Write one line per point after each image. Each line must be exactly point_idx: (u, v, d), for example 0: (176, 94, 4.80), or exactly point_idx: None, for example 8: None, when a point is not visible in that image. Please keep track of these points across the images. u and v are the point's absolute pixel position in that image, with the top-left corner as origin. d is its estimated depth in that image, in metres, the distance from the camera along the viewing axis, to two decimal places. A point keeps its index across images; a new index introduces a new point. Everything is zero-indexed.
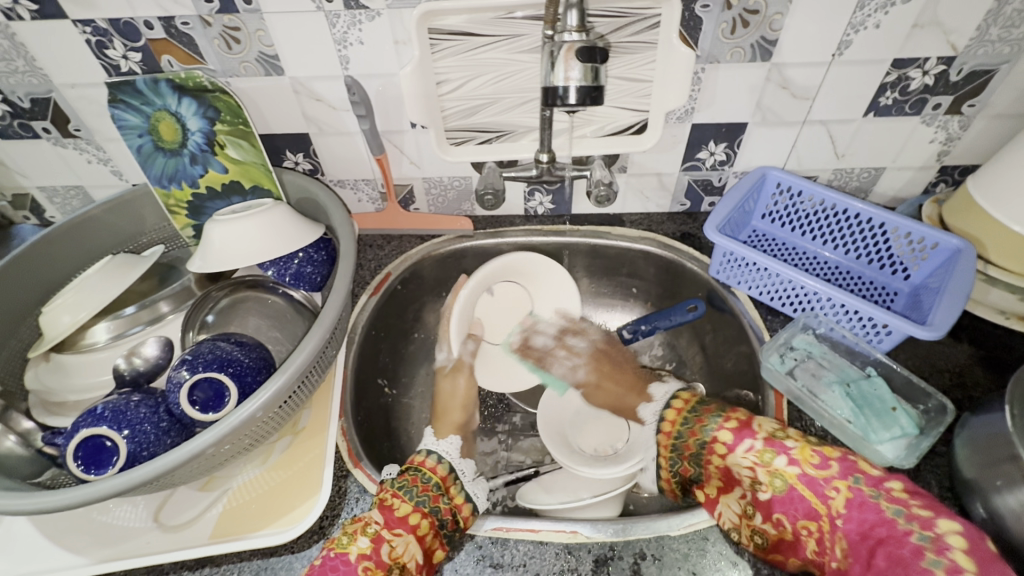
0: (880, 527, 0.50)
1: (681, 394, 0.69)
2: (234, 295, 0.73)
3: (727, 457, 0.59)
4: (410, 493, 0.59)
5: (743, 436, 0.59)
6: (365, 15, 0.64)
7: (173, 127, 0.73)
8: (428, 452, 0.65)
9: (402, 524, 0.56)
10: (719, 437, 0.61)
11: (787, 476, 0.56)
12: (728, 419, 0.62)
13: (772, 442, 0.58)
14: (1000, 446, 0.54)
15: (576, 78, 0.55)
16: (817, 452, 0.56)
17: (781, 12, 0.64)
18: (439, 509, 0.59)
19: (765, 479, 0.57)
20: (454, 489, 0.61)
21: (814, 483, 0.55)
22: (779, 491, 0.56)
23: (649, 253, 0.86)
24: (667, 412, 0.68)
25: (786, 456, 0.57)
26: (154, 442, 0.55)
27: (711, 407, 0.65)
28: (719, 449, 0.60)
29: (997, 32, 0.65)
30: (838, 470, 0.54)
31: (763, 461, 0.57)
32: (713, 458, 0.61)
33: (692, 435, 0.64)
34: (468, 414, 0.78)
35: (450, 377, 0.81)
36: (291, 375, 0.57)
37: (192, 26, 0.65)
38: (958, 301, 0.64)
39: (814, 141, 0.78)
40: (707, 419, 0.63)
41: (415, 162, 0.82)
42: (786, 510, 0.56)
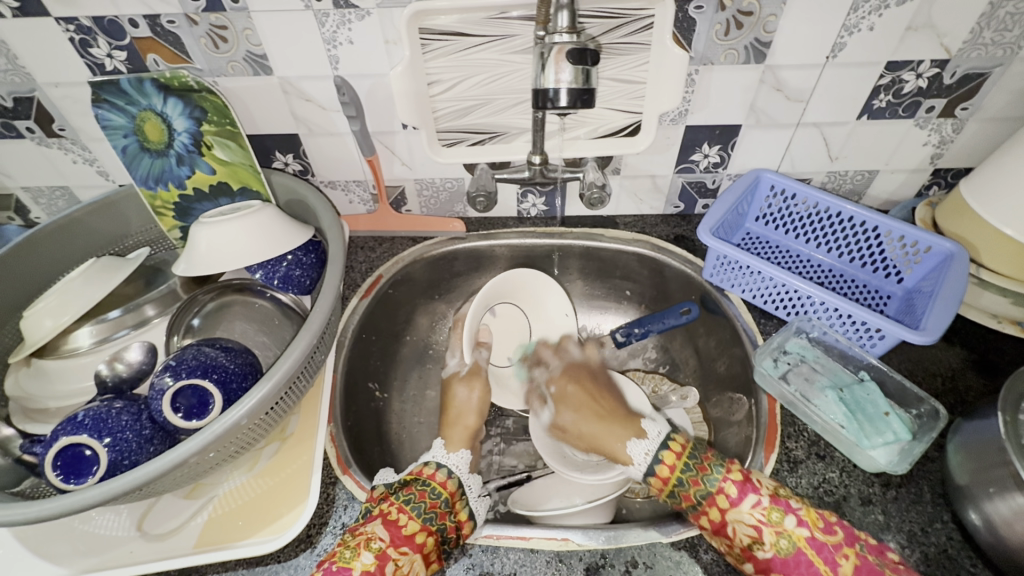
0: None
1: (675, 437, 0.62)
2: (221, 299, 0.72)
3: (729, 512, 0.55)
4: (417, 509, 0.57)
5: (747, 491, 0.56)
6: (355, 15, 0.63)
7: (159, 127, 0.72)
8: (438, 464, 0.63)
9: (408, 542, 0.54)
10: (724, 489, 0.56)
11: (794, 538, 0.53)
12: (730, 471, 0.57)
13: (778, 501, 0.55)
14: (992, 451, 0.53)
15: (567, 80, 0.54)
16: (821, 516, 0.54)
17: (776, 14, 0.63)
18: (445, 526, 0.57)
19: (771, 539, 0.53)
20: (461, 504, 0.60)
21: (822, 548, 0.52)
22: (784, 553, 0.53)
23: (642, 255, 0.85)
24: (664, 455, 0.61)
25: (795, 517, 0.54)
26: (136, 450, 0.54)
27: (709, 454, 0.60)
28: (720, 502, 0.56)
29: (990, 36, 0.64)
30: (843, 536, 0.53)
31: (771, 519, 0.54)
32: (712, 511, 0.56)
33: (694, 484, 0.58)
34: (482, 423, 0.76)
35: (464, 387, 0.78)
36: (277, 381, 0.56)
37: (177, 24, 0.64)
38: (951, 306, 0.63)
39: (808, 143, 0.78)
40: (711, 468, 0.58)
41: (407, 163, 0.81)
42: (790, 573, 0.52)
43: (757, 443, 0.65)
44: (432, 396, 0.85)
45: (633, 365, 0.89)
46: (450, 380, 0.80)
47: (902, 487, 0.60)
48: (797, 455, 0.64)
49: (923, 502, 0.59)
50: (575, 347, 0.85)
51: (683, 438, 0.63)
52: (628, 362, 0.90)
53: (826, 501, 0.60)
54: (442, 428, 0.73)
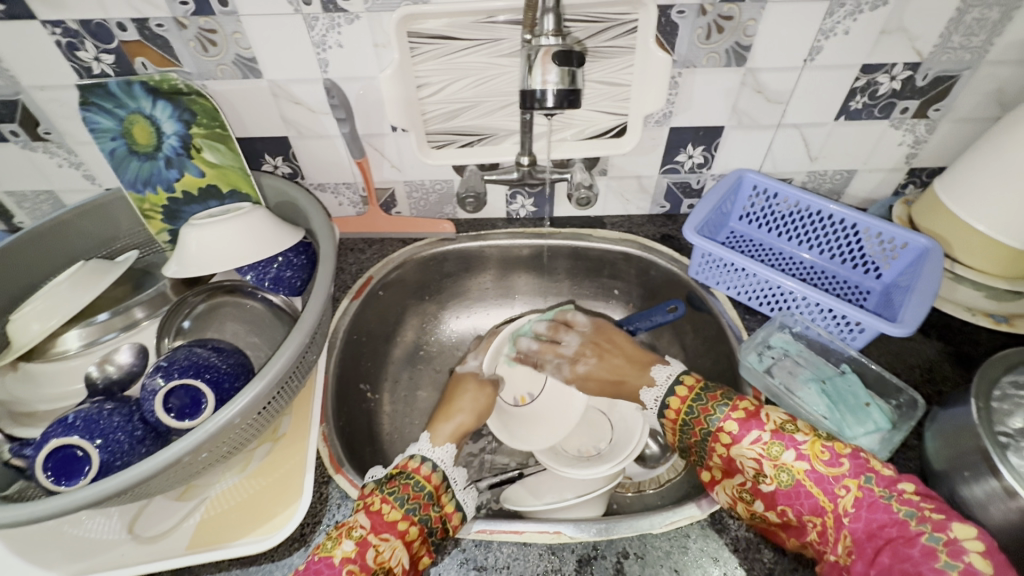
0: (891, 528, 0.49)
1: (686, 377, 0.67)
2: (212, 300, 0.72)
3: (732, 447, 0.58)
4: (400, 499, 0.57)
5: (751, 427, 0.58)
6: (344, 19, 0.64)
7: (147, 130, 0.72)
8: (423, 459, 0.63)
9: (390, 529, 0.55)
10: (726, 427, 0.59)
11: (794, 471, 0.55)
12: (734, 408, 0.60)
13: (780, 435, 0.57)
14: (966, 438, 0.55)
15: (553, 82, 0.56)
16: (828, 449, 0.55)
17: (755, 19, 0.65)
18: (428, 517, 0.58)
19: (771, 472, 0.56)
20: (447, 497, 0.61)
21: (823, 479, 0.54)
22: (785, 485, 0.55)
23: (629, 254, 0.87)
24: (671, 398, 0.66)
25: (795, 450, 0.55)
26: (128, 451, 0.54)
27: (721, 392, 0.63)
28: (723, 438, 0.59)
29: (959, 40, 0.67)
30: (849, 468, 0.53)
31: (770, 454, 0.56)
32: (717, 447, 0.60)
33: (698, 423, 0.62)
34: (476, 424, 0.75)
35: (473, 391, 0.78)
36: (270, 380, 0.56)
37: (166, 28, 0.65)
38: (926, 300, 0.66)
39: (788, 143, 0.80)
40: (714, 407, 0.61)
41: (397, 165, 0.82)
42: (792, 504, 0.55)
43: None
44: (423, 396, 0.86)
45: None
46: (463, 377, 0.80)
47: None
48: None
49: None
50: (566, 334, 0.80)
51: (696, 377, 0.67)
52: None
53: None
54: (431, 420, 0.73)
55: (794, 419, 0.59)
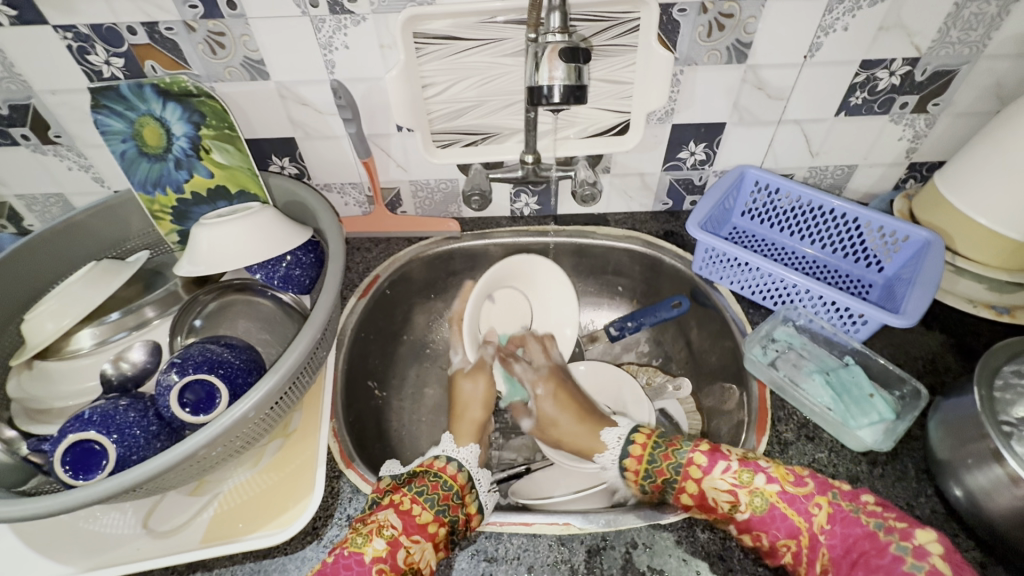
0: (863, 541, 0.52)
1: (641, 428, 0.68)
2: (223, 298, 0.73)
3: (703, 481, 0.59)
4: (431, 500, 0.59)
5: (717, 458, 0.60)
6: (350, 20, 0.65)
7: (157, 132, 0.73)
8: (449, 459, 0.66)
9: (421, 531, 0.56)
10: (695, 460, 0.60)
11: (767, 495, 0.57)
12: (699, 443, 0.62)
13: (747, 463, 0.59)
14: (969, 426, 0.56)
15: (560, 78, 0.57)
16: (792, 471, 0.58)
17: (755, 16, 0.66)
18: (456, 518, 0.59)
19: (746, 500, 0.57)
20: (471, 497, 0.62)
21: (795, 500, 0.56)
22: (760, 511, 0.56)
23: (633, 251, 0.87)
24: (632, 444, 0.66)
25: (765, 474, 0.58)
26: (143, 445, 0.55)
27: (677, 434, 0.66)
28: (693, 472, 0.60)
29: (957, 35, 0.68)
30: (815, 487, 0.57)
31: (743, 481, 0.57)
32: (687, 484, 0.60)
33: (665, 460, 0.63)
34: (489, 415, 0.78)
35: (470, 379, 0.80)
36: (283, 375, 0.57)
37: (175, 31, 0.66)
38: (928, 291, 0.66)
39: (789, 139, 0.81)
40: (680, 444, 0.63)
41: (402, 165, 0.83)
42: (767, 529, 0.56)
43: (750, 427, 0.68)
44: (430, 394, 0.86)
45: (626, 359, 0.91)
46: (455, 375, 0.82)
47: (887, 465, 0.62)
48: (788, 438, 0.66)
49: (907, 478, 0.61)
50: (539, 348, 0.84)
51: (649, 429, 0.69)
52: (622, 355, 0.91)
53: None
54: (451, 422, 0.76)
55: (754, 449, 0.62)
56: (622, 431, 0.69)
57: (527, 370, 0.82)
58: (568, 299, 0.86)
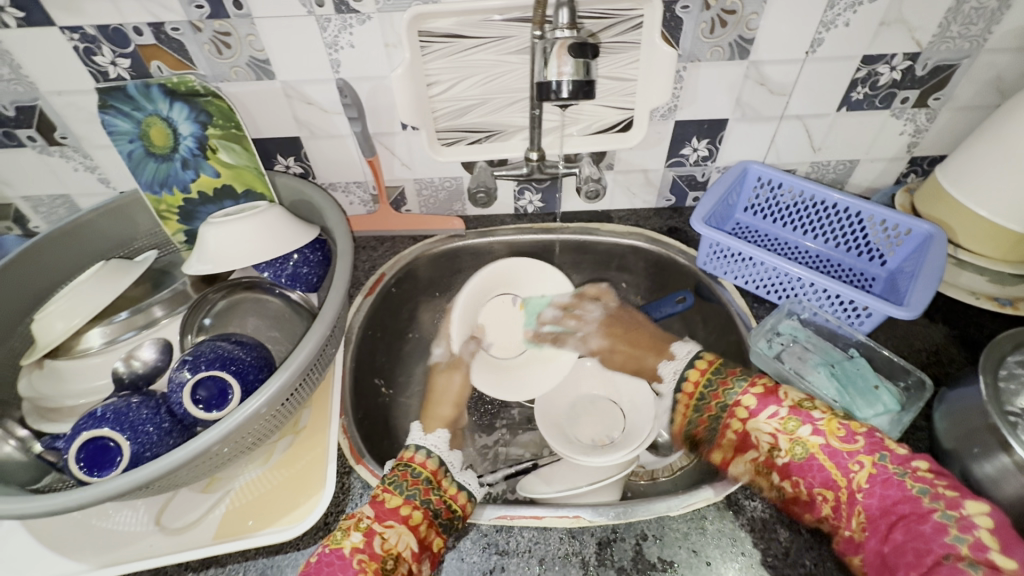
0: (903, 504, 0.51)
1: (703, 356, 0.71)
2: (232, 296, 0.74)
3: (748, 422, 0.62)
4: (401, 487, 0.60)
5: (768, 402, 0.61)
6: (356, 19, 0.66)
7: (164, 132, 0.73)
8: (417, 448, 0.65)
9: (393, 515, 0.57)
10: (743, 402, 0.63)
11: (808, 445, 0.58)
12: (753, 384, 0.64)
13: (797, 411, 0.59)
14: (975, 415, 0.56)
15: (568, 73, 0.57)
16: (843, 426, 0.57)
17: (757, 12, 0.67)
18: (429, 501, 0.59)
19: (786, 445, 0.59)
20: (447, 481, 0.62)
21: (836, 454, 0.56)
22: (798, 458, 0.58)
23: (637, 247, 0.88)
24: (689, 372, 0.71)
25: (811, 426, 0.58)
26: (156, 442, 0.55)
27: (734, 370, 0.68)
28: (740, 412, 0.63)
29: (957, 29, 0.69)
30: (863, 445, 0.55)
31: (787, 428, 0.59)
32: (733, 421, 0.64)
33: (715, 397, 0.67)
34: (458, 413, 0.80)
35: (445, 373, 0.84)
36: (294, 371, 0.57)
37: (182, 31, 0.66)
38: (932, 284, 0.67)
39: (791, 134, 0.82)
40: (733, 382, 0.65)
41: (407, 163, 0.83)
42: (804, 476, 0.57)
43: None
44: None
45: None
46: (433, 369, 0.85)
47: None
48: None
49: None
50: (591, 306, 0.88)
51: (712, 356, 0.72)
52: None
53: None
54: (424, 410, 0.78)
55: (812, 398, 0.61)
56: (680, 365, 0.73)
57: (574, 342, 0.87)
58: (562, 282, 0.83)
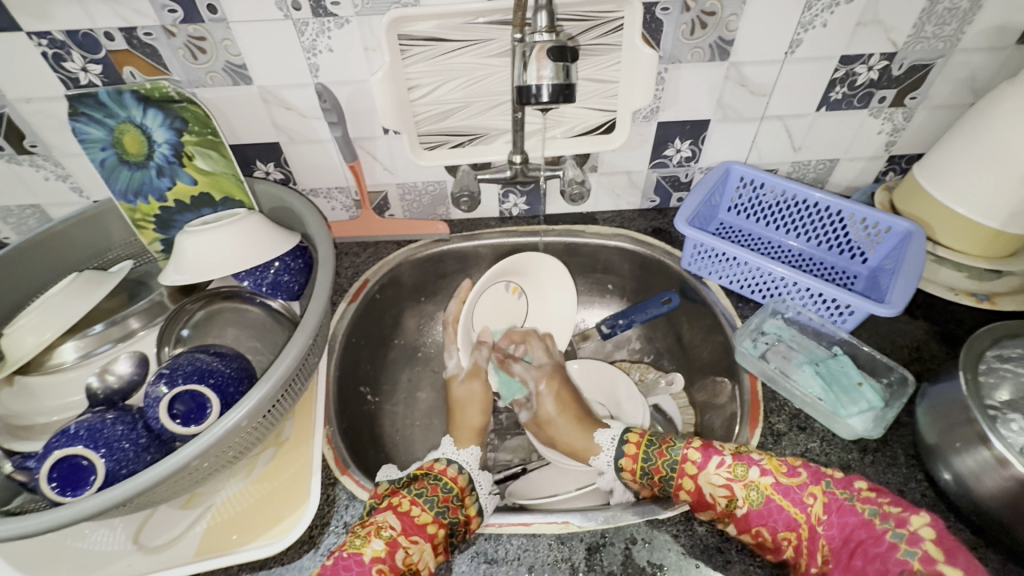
0: (860, 530, 0.51)
1: (633, 429, 0.68)
2: (210, 306, 0.72)
3: (699, 477, 0.58)
4: (430, 502, 0.59)
5: (710, 454, 0.60)
6: (334, 23, 0.65)
7: (138, 139, 0.72)
8: (449, 461, 0.66)
9: (420, 531, 0.56)
10: (689, 456, 0.60)
11: (762, 488, 0.56)
12: (691, 440, 0.62)
13: (740, 457, 0.59)
14: (956, 410, 0.57)
15: (548, 77, 0.57)
16: (784, 462, 0.58)
17: (736, 13, 0.67)
18: (456, 519, 0.59)
19: (742, 494, 0.56)
20: (471, 499, 0.61)
21: (789, 491, 0.56)
22: (755, 505, 0.56)
23: (622, 249, 0.88)
24: (626, 448, 0.66)
25: (758, 467, 0.57)
26: (133, 459, 0.53)
27: (668, 433, 0.65)
28: (689, 469, 0.59)
29: (932, 29, 0.70)
30: (808, 476, 0.56)
31: (737, 475, 0.57)
32: (685, 481, 0.59)
33: (660, 456, 0.62)
34: (487, 420, 0.77)
35: (465, 383, 0.80)
36: (275, 382, 0.56)
37: (154, 36, 0.64)
38: (912, 281, 0.68)
39: (772, 134, 0.82)
40: (672, 442, 0.63)
41: (389, 168, 0.82)
42: (766, 522, 0.55)
43: (743, 419, 0.68)
44: (423, 398, 0.86)
45: (618, 357, 0.91)
46: (450, 380, 0.81)
47: (878, 452, 0.63)
48: (780, 428, 0.66)
49: (898, 464, 0.62)
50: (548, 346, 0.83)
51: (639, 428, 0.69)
52: (614, 353, 0.92)
53: None
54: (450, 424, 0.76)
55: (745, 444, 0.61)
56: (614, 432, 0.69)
57: (526, 369, 0.80)
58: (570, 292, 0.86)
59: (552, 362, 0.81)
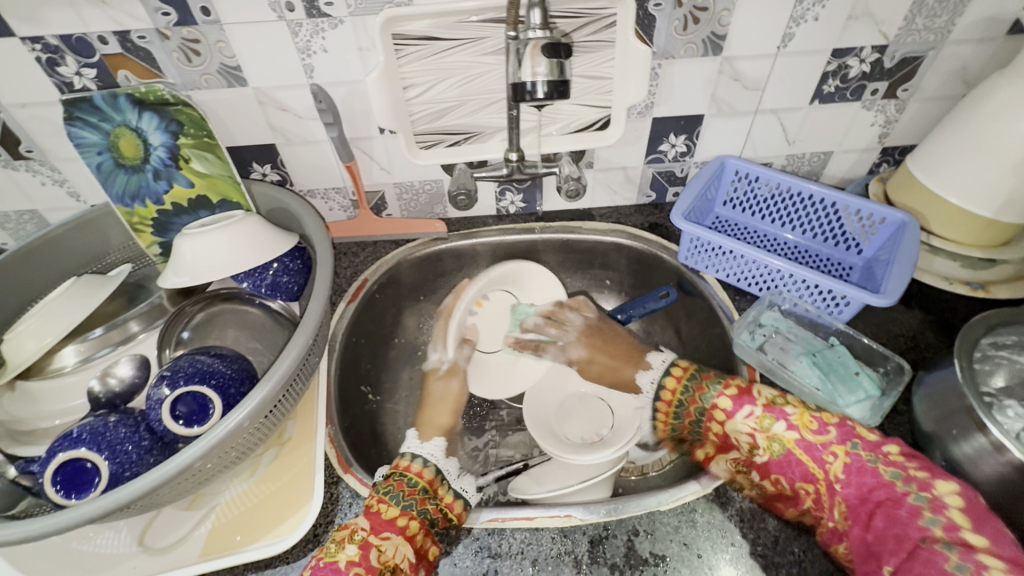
0: (879, 490, 0.54)
1: (678, 364, 0.73)
2: (210, 308, 0.72)
3: (727, 424, 0.64)
4: (396, 497, 0.59)
5: (744, 402, 0.63)
6: (328, 23, 0.65)
7: (134, 142, 0.72)
8: (413, 456, 0.66)
9: (389, 527, 0.57)
10: (720, 404, 0.65)
11: (784, 441, 0.60)
12: (727, 387, 0.66)
13: (772, 409, 0.62)
14: (953, 397, 0.58)
15: (543, 74, 0.57)
16: (815, 419, 0.60)
17: (728, 8, 0.67)
18: (427, 510, 0.60)
19: (764, 444, 0.61)
20: (442, 490, 0.63)
21: (811, 448, 0.59)
22: (777, 455, 0.60)
23: (620, 244, 0.88)
24: (666, 380, 0.72)
25: (785, 421, 0.60)
26: (136, 461, 0.54)
27: (709, 375, 0.69)
28: (719, 415, 0.65)
29: (922, 21, 0.70)
30: (835, 435, 0.58)
31: (762, 426, 0.61)
32: (713, 425, 0.65)
33: (693, 402, 0.68)
34: (457, 418, 0.80)
35: (443, 380, 0.83)
36: (276, 383, 0.56)
37: (149, 40, 0.65)
38: (907, 270, 0.68)
39: (766, 128, 0.83)
40: (708, 386, 0.67)
41: (386, 168, 0.83)
42: (784, 472, 0.60)
43: None
44: None
45: None
46: (427, 375, 0.84)
47: None
48: None
49: None
50: (571, 315, 0.86)
51: (686, 363, 0.73)
52: None
53: None
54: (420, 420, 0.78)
55: (784, 394, 0.64)
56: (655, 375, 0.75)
57: (557, 352, 0.87)
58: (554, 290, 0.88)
59: (577, 334, 0.86)
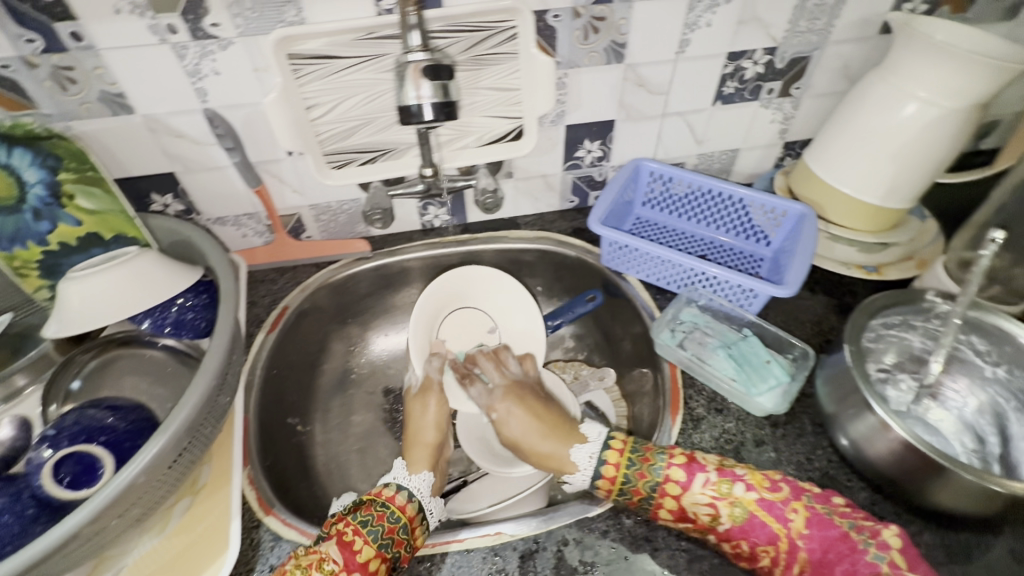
0: (839, 543, 0.54)
1: (615, 436, 0.65)
2: (105, 354, 0.68)
3: (684, 497, 0.57)
4: (374, 532, 0.56)
5: (695, 471, 0.59)
6: (216, 45, 0.62)
7: (4, 181, 0.64)
8: (399, 486, 0.63)
9: (362, 569, 0.54)
10: (672, 475, 0.58)
11: (746, 504, 0.56)
12: (673, 455, 0.60)
13: (725, 472, 0.58)
14: (847, 380, 0.61)
15: (428, 96, 0.57)
16: (766, 477, 0.58)
17: (625, 17, 0.69)
18: (400, 553, 0.57)
19: (726, 511, 0.56)
20: (420, 530, 0.60)
21: (772, 506, 0.56)
22: (739, 521, 0.56)
23: (545, 251, 0.89)
24: (607, 454, 0.63)
25: (743, 483, 0.57)
26: (18, 535, 0.49)
27: (650, 445, 0.63)
28: (672, 489, 0.58)
29: (805, 24, 0.74)
30: (790, 491, 0.57)
31: (722, 492, 0.57)
32: (665, 501, 0.58)
33: (641, 477, 0.59)
34: (443, 437, 0.74)
35: (419, 400, 0.76)
36: (174, 432, 0.53)
37: (13, 68, 0.59)
38: (806, 260, 0.72)
39: (675, 131, 0.86)
40: (654, 457, 0.60)
41: (299, 189, 0.80)
42: (747, 536, 0.56)
43: (665, 409, 0.70)
44: (358, 420, 0.84)
45: (553, 356, 0.93)
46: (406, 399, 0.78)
47: (788, 425, 0.67)
48: (699, 412, 0.69)
49: (806, 434, 0.66)
50: (513, 360, 0.80)
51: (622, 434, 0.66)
52: (548, 353, 0.93)
53: (728, 450, 0.65)
54: (404, 450, 0.72)
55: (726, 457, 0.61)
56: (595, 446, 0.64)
57: (483, 391, 0.77)
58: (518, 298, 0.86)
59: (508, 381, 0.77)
